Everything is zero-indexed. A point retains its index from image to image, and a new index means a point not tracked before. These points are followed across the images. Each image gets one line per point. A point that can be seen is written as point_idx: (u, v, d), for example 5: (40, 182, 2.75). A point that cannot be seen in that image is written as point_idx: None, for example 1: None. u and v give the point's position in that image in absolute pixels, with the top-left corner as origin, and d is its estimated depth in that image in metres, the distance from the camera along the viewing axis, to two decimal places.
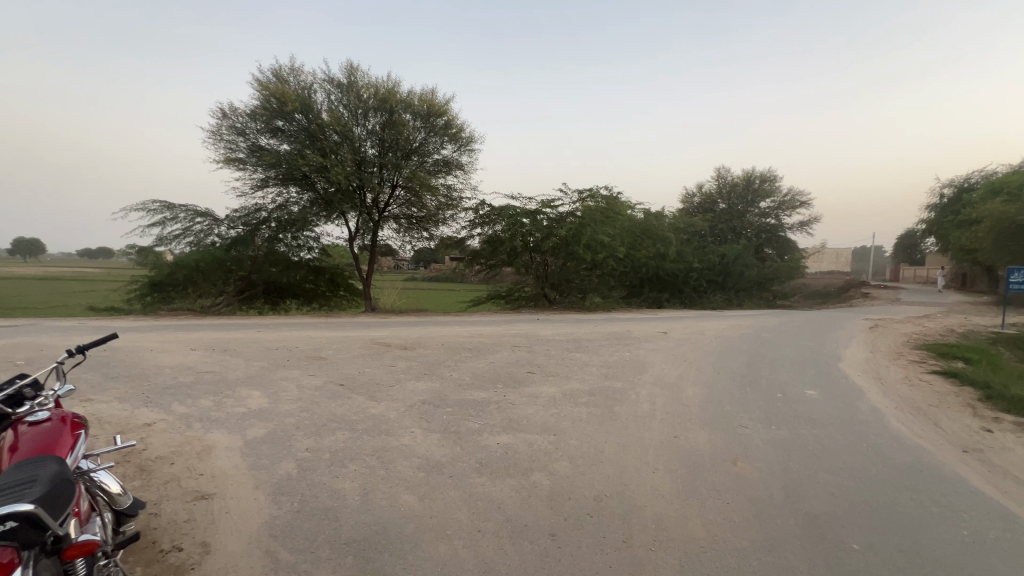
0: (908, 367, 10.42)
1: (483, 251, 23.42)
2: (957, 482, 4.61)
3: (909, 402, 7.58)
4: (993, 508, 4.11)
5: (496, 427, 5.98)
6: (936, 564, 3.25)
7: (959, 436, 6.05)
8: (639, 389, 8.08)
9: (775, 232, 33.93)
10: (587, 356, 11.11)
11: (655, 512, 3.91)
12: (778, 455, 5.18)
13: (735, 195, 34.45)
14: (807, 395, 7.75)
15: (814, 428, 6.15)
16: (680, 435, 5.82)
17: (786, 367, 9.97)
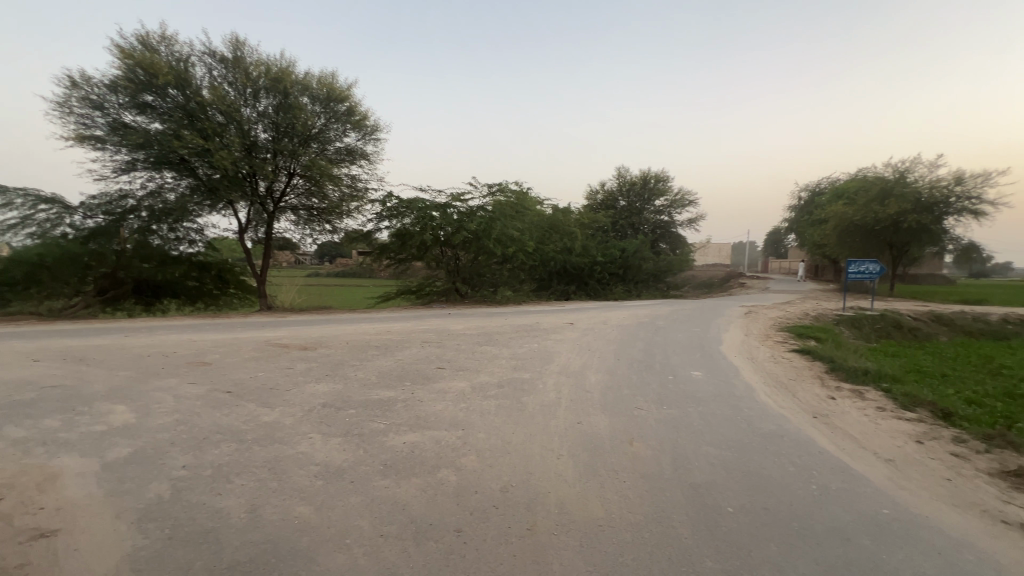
0: (773, 346, 11.96)
1: (392, 245, 22.58)
2: (810, 445, 5.34)
3: (774, 378, 8.68)
4: (835, 464, 4.84)
5: (403, 427, 5.80)
6: (792, 516, 3.75)
7: (811, 405, 7.04)
8: (547, 379, 8.33)
9: (668, 228, 36.78)
10: (498, 349, 11.23)
11: (559, 497, 4.05)
12: (669, 432, 5.65)
13: (634, 193, 36.92)
14: (694, 377, 8.55)
15: (699, 406, 6.79)
16: (583, 421, 6.10)
17: (677, 352, 10.90)
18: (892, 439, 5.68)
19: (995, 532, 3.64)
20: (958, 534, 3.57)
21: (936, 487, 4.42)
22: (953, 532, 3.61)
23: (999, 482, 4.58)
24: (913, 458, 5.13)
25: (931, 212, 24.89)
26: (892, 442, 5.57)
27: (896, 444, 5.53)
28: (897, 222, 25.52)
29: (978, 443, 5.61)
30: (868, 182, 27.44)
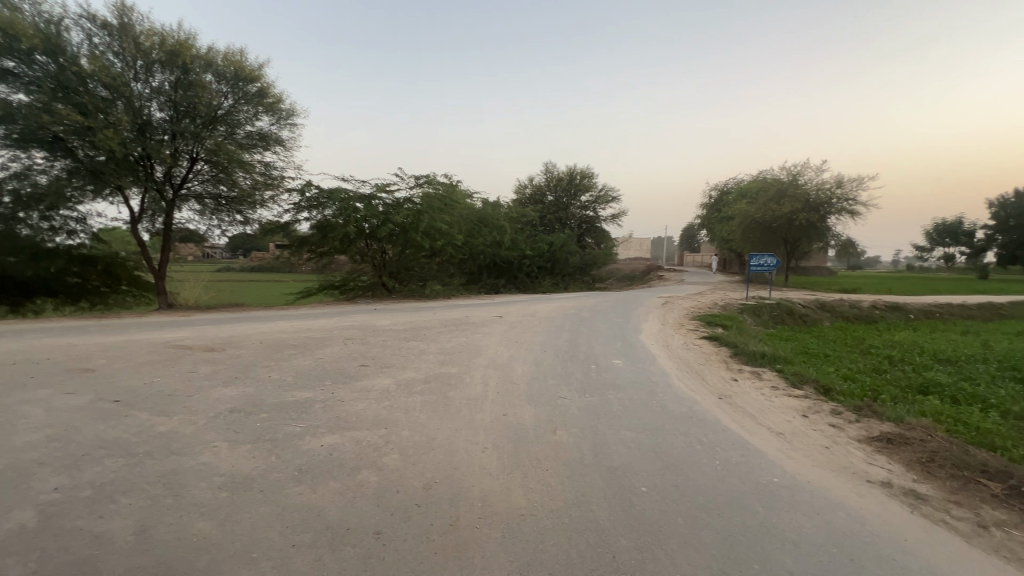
0: (686, 334, 12.85)
1: (312, 238, 21.37)
2: (715, 424, 5.80)
3: (687, 363, 9.32)
4: (735, 440, 5.30)
5: (321, 429, 5.50)
6: (698, 491, 4.03)
7: (717, 387, 7.66)
8: (474, 373, 8.31)
9: (594, 223, 37.77)
10: (426, 344, 11.04)
11: (482, 489, 4.07)
12: (590, 419, 5.87)
13: (560, 188, 37.82)
14: (615, 365, 8.96)
15: (618, 392, 7.13)
16: (509, 412, 6.16)
17: (600, 342, 11.36)
18: (783, 415, 6.32)
19: (862, 491, 4.17)
20: (833, 496, 4.05)
21: (816, 455, 4.99)
22: (828, 494, 4.09)
23: (865, 447, 5.27)
24: (800, 430, 5.75)
25: (817, 212, 28.01)
26: (783, 417, 6.20)
27: (786, 418, 6.16)
28: (791, 219, 28.40)
29: (851, 414, 6.40)
30: (767, 183, 30.25)
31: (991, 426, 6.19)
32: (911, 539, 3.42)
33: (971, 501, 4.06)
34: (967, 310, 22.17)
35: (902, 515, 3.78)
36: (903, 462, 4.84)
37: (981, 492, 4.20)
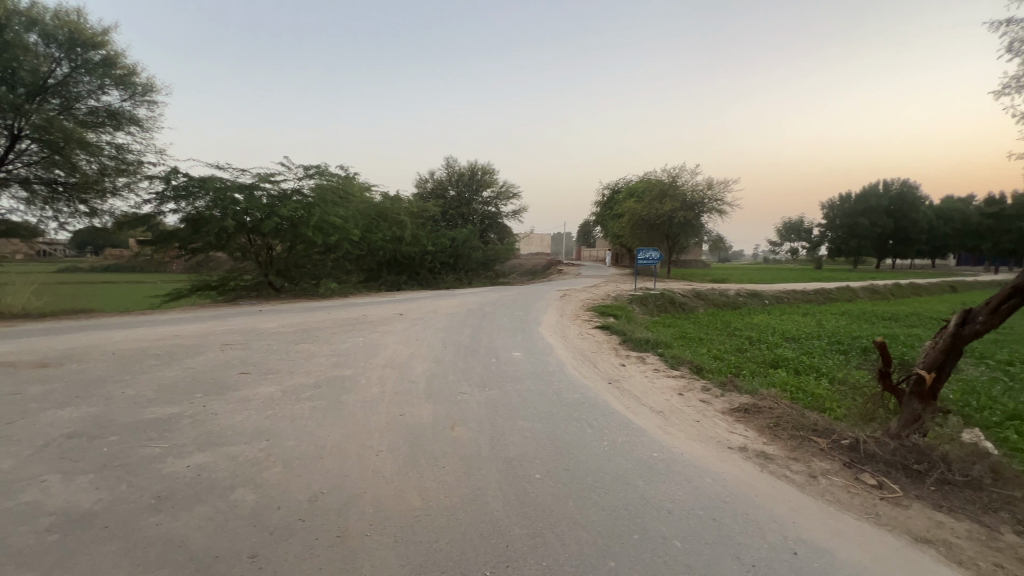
0: (581, 324, 13.58)
1: (181, 232, 18.85)
2: (604, 408, 6.18)
3: (582, 352, 9.83)
4: (621, 421, 5.70)
5: (187, 448, 4.86)
6: (586, 473, 4.26)
7: (608, 373, 8.19)
8: (370, 374, 7.94)
9: (496, 218, 37.95)
10: (318, 346, 10.31)
11: (374, 495, 3.89)
12: (488, 413, 5.92)
13: (462, 183, 37.61)
14: (514, 358, 9.16)
15: (516, 384, 7.30)
16: (406, 412, 5.99)
17: (501, 335, 11.55)
18: (663, 394, 6.95)
19: (723, 457, 4.72)
20: (700, 464, 4.54)
21: (689, 429, 5.55)
22: (697, 462, 4.57)
23: (728, 418, 5.98)
24: (676, 407, 6.36)
25: (693, 211, 31.21)
26: (662, 397, 6.81)
27: (665, 398, 6.78)
28: (672, 217, 31.48)
29: (717, 390, 7.23)
30: (651, 184, 33.00)
31: (821, 392, 7.40)
32: (760, 495, 3.95)
33: (804, 456, 4.80)
34: (806, 295, 26.32)
35: (753, 474, 4.36)
36: (756, 428, 5.57)
37: (812, 447, 4.99)
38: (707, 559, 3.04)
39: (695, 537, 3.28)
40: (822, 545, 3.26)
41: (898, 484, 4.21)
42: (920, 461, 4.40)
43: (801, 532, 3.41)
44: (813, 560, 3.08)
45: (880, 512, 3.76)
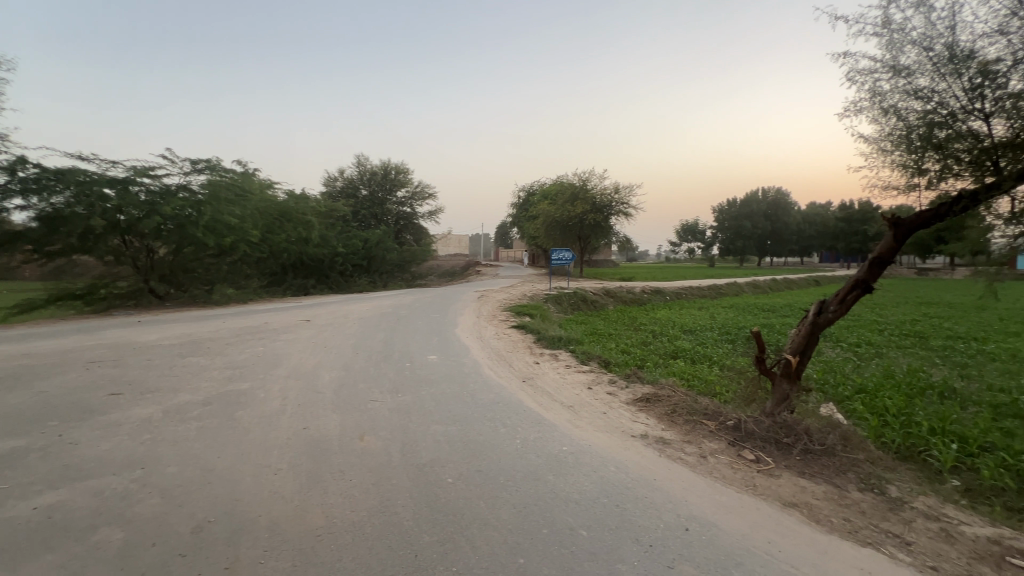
0: (498, 325, 13.73)
1: (33, 232, 16.00)
2: (518, 407, 6.29)
3: (497, 352, 9.91)
4: (535, 419, 5.82)
5: (35, 487, 4.12)
6: (498, 472, 4.28)
7: (521, 371, 8.34)
8: (270, 387, 7.33)
9: (411, 219, 36.91)
10: (209, 359, 9.29)
11: (271, 518, 3.59)
12: (401, 420, 5.75)
13: (375, 182, 36.19)
14: (429, 361, 9.02)
15: (431, 388, 7.18)
16: (310, 425, 5.62)
17: (416, 339, 11.30)
18: (573, 389, 7.22)
19: (627, 445, 5.02)
20: (606, 454, 4.77)
21: (597, 421, 5.81)
22: (603, 452, 4.80)
23: (632, 408, 6.36)
24: (585, 401, 6.65)
25: (602, 213, 32.88)
26: (573, 392, 7.08)
27: (575, 392, 7.05)
28: (583, 219, 32.98)
29: (623, 382, 7.68)
30: (564, 187, 34.28)
31: (712, 378, 8.16)
32: (658, 478, 4.24)
33: (697, 438, 5.24)
34: (700, 290, 28.96)
35: (652, 459, 4.67)
36: (656, 416, 5.99)
37: (703, 430, 5.47)
38: (610, 545, 3.20)
39: (600, 524, 3.44)
40: (710, 519, 3.58)
41: (771, 457, 4.76)
42: (787, 435, 5.01)
43: (692, 509, 3.71)
44: (702, 534, 3.36)
45: (757, 484, 4.22)
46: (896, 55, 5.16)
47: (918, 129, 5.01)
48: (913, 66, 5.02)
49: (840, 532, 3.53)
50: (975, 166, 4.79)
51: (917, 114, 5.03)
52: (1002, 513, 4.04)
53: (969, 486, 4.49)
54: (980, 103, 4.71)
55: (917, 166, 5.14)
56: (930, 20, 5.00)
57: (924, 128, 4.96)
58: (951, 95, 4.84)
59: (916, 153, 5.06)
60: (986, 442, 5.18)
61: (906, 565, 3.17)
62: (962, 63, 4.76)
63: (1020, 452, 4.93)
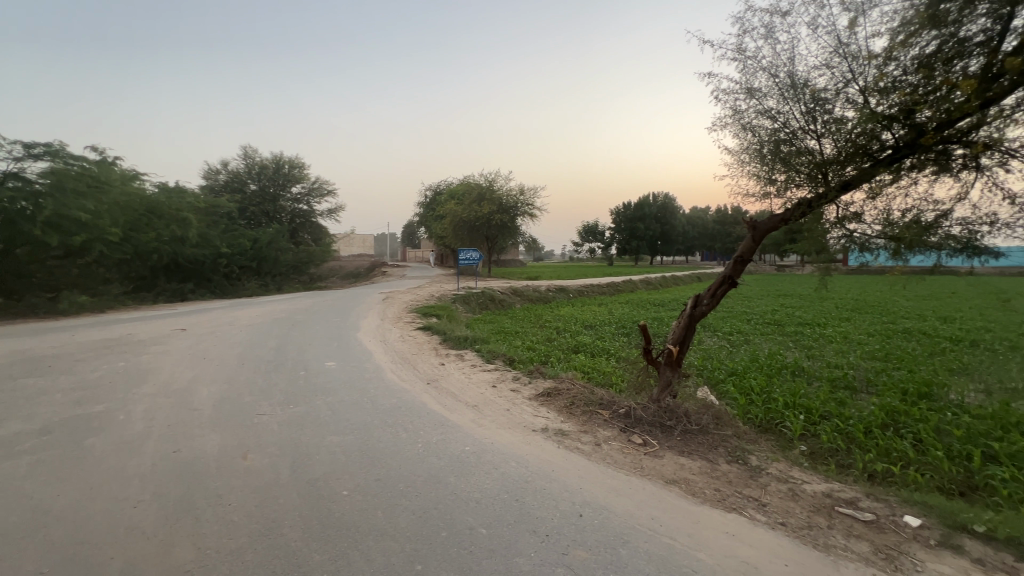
0: (403, 326, 13.34)
1: None
2: (422, 409, 6.17)
3: (402, 355, 9.63)
4: (439, 421, 5.75)
5: None
6: (398, 479, 4.15)
7: (426, 373, 8.18)
8: (133, 407, 6.39)
9: (308, 216, 34.41)
10: (50, 379, 7.84)
11: (127, 557, 3.13)
12: (291, 433, 5.34)
13: (265, 177, 33.18)
14: (326, 367, 8.49)
15: (328, 396, 6.77)
16: (182, 447, 4.99)
17: (313, 345, 10.59)
18: (478, 389, 7.25)
19: (528, 439, 5.16)
20: (507, 450, 4.85)
21: (500, 418, 5.89)
22: (504, 449, 4.88)
23: (534, 403, 6.55)
24: (489, 399, 6.71)
25: (508, 213, 33.45)
26: (478, 391, 7.10)
27: (480, 391, 7.09)
28: (490, 219, 33.30)
29: (527, 378, 7.89)
30: (471, 187, 34.34)
31: (609, 370, 8.69)
32: (556, 469, 4.41)
33: (592, 427, 5.55)
34: (600, 287, 30.80)
35: (551, 451, 4.84)
36: (556, 409, 6.24)
37: (598, 419, 5.80)
38: (508, 539, 3.25)
39: (499, 520, 3.49)
40: (602, 503, 3.80)
41: (657, 439, 5.19)
42: (670, 418, 5.50)
43: (586, 496, 3.91)
44: (594, 518, 3.56)
45: (644, 465, 4.58)
46: (751, 79, 5.90)
47: (768, 144, 5.79)
48: (764, 90, 5.78)
49: (710, 501, 3.96)
50: (811, 178, 5.60)
51: (768, 131, 5.81)
52: (835, 470, 4.82)
53: (813, 450, 5.29)
54: (813, 125, 5.56)
55: (768, 176, 5.87)
56: (776, 51, 5.75)
57: (772, 144, 5.75)
58: (792, 117, 5.67)
59: (768, 165, 5.80)
60: (825, 411, 6.15)
61: (762, 524, 3.64)
62: (800, 90, 5.58)
63: (848, 418, 5.91)
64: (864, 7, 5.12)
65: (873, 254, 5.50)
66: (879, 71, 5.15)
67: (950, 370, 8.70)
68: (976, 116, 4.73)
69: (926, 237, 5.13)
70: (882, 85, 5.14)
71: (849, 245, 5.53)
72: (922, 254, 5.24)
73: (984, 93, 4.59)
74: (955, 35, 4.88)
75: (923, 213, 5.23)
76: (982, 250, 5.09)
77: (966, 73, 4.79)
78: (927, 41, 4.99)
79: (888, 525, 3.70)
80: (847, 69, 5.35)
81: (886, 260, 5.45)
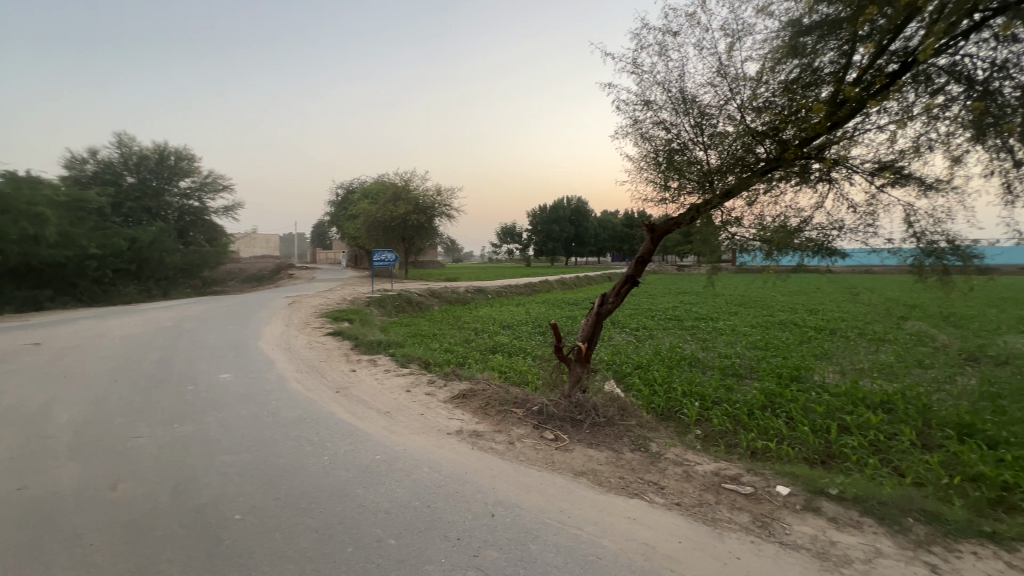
0: (311, 332, 12.53)
1: None
2: (328, 420, 5.83)
3: (308, 363, 9.04)
4: (348, 430, 5.48)
5: None
6: (299, 498, 3.86)
7: (336, 381, 7.75)
8: None
9: (200, 214, 31.04)
10: None
11: None
12: (174, 455, 4.77)
13: (145, 168, 29.18)
14: (219, 380, 7.72)
15: (221, 411, 6.15)
16: (30, 482, 4.24)
17: (204, 356, 9.56)
18: (391, 394, 7.03)
19: (441, 443, 5.09)
20: (420, 455, 4.74)
21: (413, 423, 5.75)
22: (417, 455, 4.76)
23: (449, 406, 6.47)
24: (403, 405, 6.52)
25: (425, 214, 32.85)
26: (390, 397, 6.88)
27: (393, 397, 6.86)
28: (406, 219, 32.46)
29: (442, 381, 7.78)
30: (385, 186, 33.23)
31: (525, 369, 8.85)
32: (470, 472, 4.38)
33: (506, 426, 5.62)
34: (518, 288, 31.36)
35: (465, 453, 4.82)
36: (471, 411, 6.23)
37: (512, 418, 5.88)
38: (419, 547, 3.18)
39: (409, 529, 3.40)
40: (513, 502, 3.85)
41: (567, 433, 5.38)
42: (580, 413, 5.72)
43: (499, 495, 3.93)
44: (505, 517, 3.60)
45: (555, 460, 4.73)
46: (648, 92, 6.33)
47: (663, 153, 6.25)
48: (659, 103, 6.24)
49: (615, 489, 4.18)
50: (699, 185, 6.12)
51: (664, 141, 6.27)
52: (723, 450, 5.33)
53: (706, 433, 5.80)
54: (700, 138, 6.10)
55: (664, 183, 6.33)
56: (669, 68, 6.23)
57: (666, 154, 6.23)
58: (684, 130, 6.19)
59: (663, 172, 6.25)
60: (716, 396, 6.79)
61: (659, 506, 3.92)
62: (689, 106, 6.10)
63: (734, 402, 6.57)
64: (740, 34, 5.72)
65: (752, 254, 6.12)
66: (753, 92, 5.77)
67: (815, 355, 10.05)
68: (828, 135, 5.47)
69: (792, 240, 5.83)
70: (756, 104, 5.77)
71: (732, 247, 6.15)
72: (789, 256, 5.93)
73: (832, 116, 5.33)
74: (810, 65, 5.63)
75: (790, 219, 5.97)
76: (834, 251, 5.90)
77: (819, 98, 5.53)
78: (790, 68, 5.69)
79: (763, 495, 4.17)
80: (727, 88, 5.94)
81: (762, 261, 6.05)
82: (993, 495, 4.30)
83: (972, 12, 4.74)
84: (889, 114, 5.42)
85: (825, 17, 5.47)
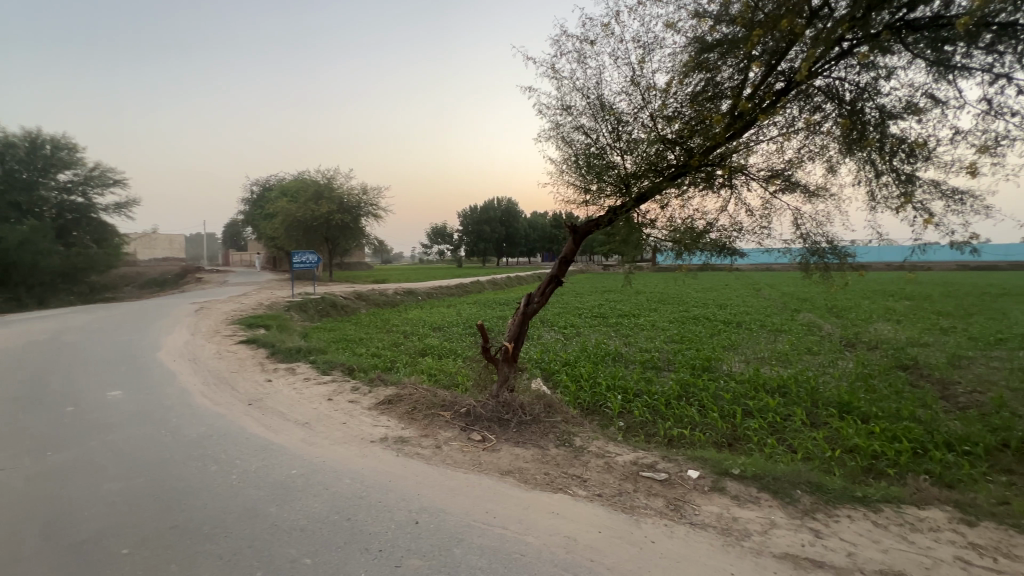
0: (221, 341, 11.52)
1: None
2: (239, 435, 5.39)
3: (216, 374, 8.31)
4: (261, 445, 5.10)
5: None
6: (200, 523, 3.52)
7: (248, 393, 7.19)
8: None
9: (86, 212, 27.45)
10: None
11: None
12: (48, 487, 4.17)
13: (13, 158, 25.19)
14: (108, 398, 6.86)
15: (109, 433, 5.48)
16: None
17: (89, 371, 8.45)
18: (311, 404, 6.66)
19: (364, 452, 4.90)
20: (341, 466, 4.53)
21: (334, 433, 5.48)
22: (337, 466, 4.55)
23: (374, 413, 6.25)
24: (323, 414, 6.20)
25: (351, 214, 31.51)
26: (310, 407, 6.52)
27: (313, 407, 6.50)
28: (330, 219, 30.92)
29: (367, 387, 7.49)
30: (306, 184, 31.40)
31: (455, 371, 8.76)
32: (394, 480, 4.25)
33: (434, 431, 5.52)
34: (449, 289, 31.04)
35: (389, 461, 4.67)
36: (397, 417, 6.06)
37: (440, 421, 5.80)
38: (337, 563, 3.04)
39: (327, 544, 3.24)
40: (438, 507, 3.79)
41: (496, 434, 5.41)
42: (508, 412, 5.75)
43: (423, 502, 3.85)
44: (430, 522, 3.54)
45: (482, 460, 4.73)
46: (568, 97, 6.51)
47: (582, 158, 6.47)
48: (578, 109, 6.45)
49: (540, 486, 4.25)
50: (616, 189, 6.41)
51: (584, 145, 6.50)
52: (642, 440, 5.62)
53: (627, 425, 6.10)
54: (616, 143, 6.39)
55: (584, 186, 6.56)
56: (587, 75, 6.45)
57: (586, 158, 6.46)
58: (602, 135, 6.46)
59: (583, 176, 6.48)
60: (637, 389, 7.15)
61: (582, 499, 4.05)
62: (606, 112, 6.38)
63: (653, 393, 6.96)
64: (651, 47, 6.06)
65: (665, 253, 6.59)
66: (662, 103, 6.15)
67: (723, 347, 10.92)
68: (727, 145, 5.95)
69: (700, 241, 6.29)
70: (665, 114, 6.15)
71: (648, 247, 6.51)
72: (698, 256, 6.40)
73: (730, 128, 5.81)
74: (712, 80, 6.10)
75: (698, 221, 6.42)
76: (736, 251, 6.43)
77: (720, 110, 6.00)
78: (694, 82, 6.13)
79: (676, 480, 4.45)
80: (640, 98, 6.27)
81: (674, 260, 6.57)
82: (865, 463, 4.92)
83: (842, 40, 5.37)
84: (778, 128, 6.00)
85: (724, 37, 5.95)
